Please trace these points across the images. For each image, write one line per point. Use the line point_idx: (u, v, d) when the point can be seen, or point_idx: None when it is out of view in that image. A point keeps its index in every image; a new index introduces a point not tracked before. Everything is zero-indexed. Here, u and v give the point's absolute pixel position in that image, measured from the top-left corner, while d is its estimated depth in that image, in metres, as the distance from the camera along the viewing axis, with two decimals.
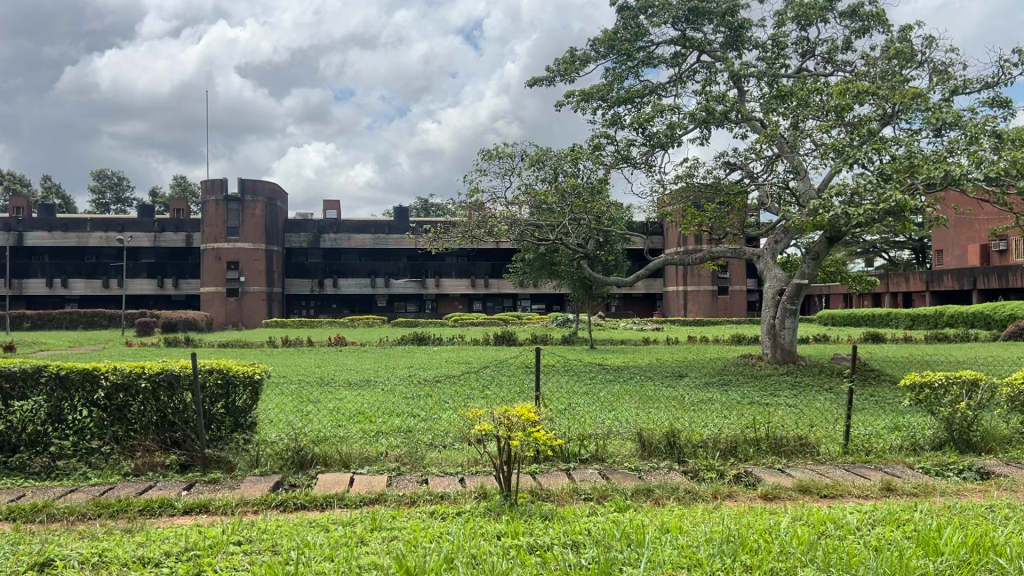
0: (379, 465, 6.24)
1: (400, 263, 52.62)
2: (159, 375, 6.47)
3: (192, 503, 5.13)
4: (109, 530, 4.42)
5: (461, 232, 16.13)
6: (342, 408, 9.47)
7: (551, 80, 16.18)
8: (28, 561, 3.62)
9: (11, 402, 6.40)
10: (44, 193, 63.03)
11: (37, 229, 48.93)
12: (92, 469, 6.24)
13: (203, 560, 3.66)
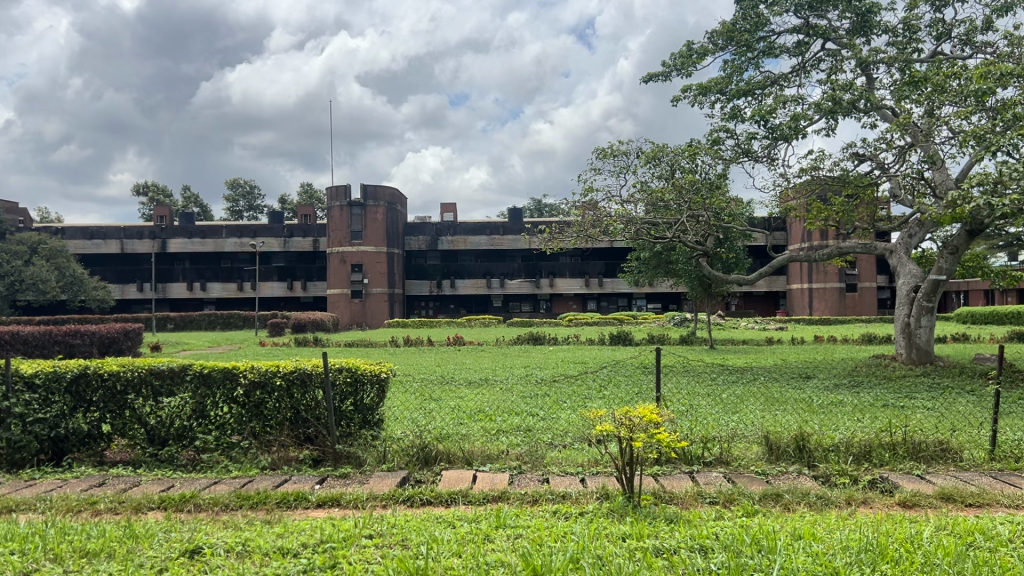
0: (501, 463, 6.30)
1: (516, 264, 53.00)
2: (292, 373, 6.80)
3: (325, 496, 5.33)
4: (250, 520, 4.65)
5: (576, 232, 16.08)
6: (463, 406, 9.63)
7: (667, 76, 15.92)
8: (180, 548, 3.84)
9: (160, 398, 6.82)
10: (183, 202, 67.16)
11: (178, 236, 52.11)
12: (233, 462, 6.57)
13: (338, 552, 3.79)
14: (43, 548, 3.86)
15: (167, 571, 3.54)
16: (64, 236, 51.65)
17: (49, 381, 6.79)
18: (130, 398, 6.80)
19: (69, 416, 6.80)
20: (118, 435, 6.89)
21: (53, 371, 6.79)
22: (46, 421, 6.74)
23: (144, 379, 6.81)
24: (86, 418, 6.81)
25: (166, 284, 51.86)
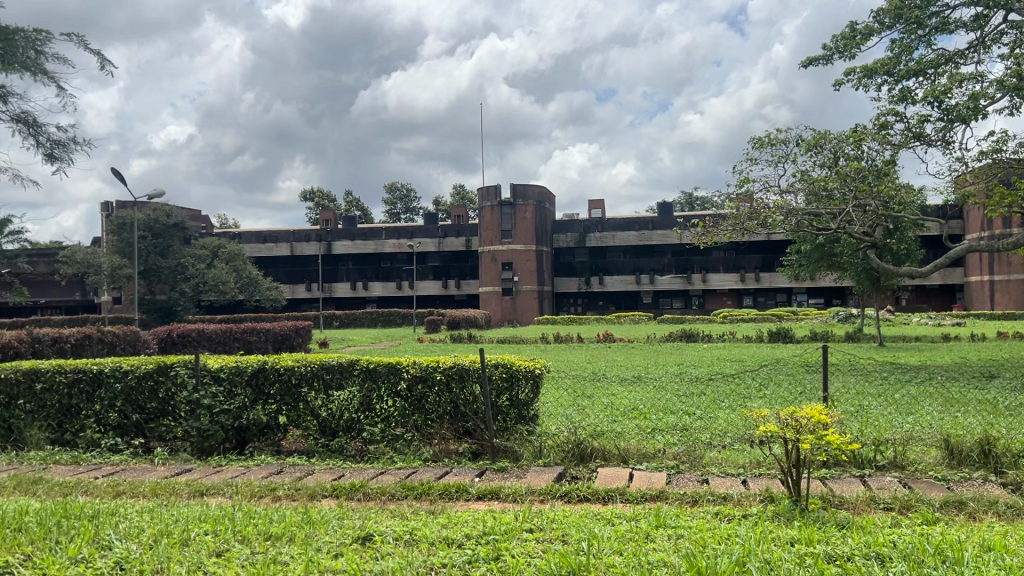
0: (659, 462, 6.22)
1: (667, 259, 52.10)
2: (451, 368, 6.99)
3: (485, 489, 5.45)
4: (415, 511, 4.81)
5: (731, 225, 15.60)
6: (617, 404, 9.57)
7: (828, 59, 15.14)
8: (353, 535, 4.04)
9: (330, 391, 7.20)
10: (346, 206, 70.75)
11: (341, 238, 54.85)
12: (397, 454, 6.84)
13: (501, 544, 3.86)
14: (234, 529, 4.18)
15: (343, 555, 3.72)
16: (241, 240, 55.67)
17: (233, 375, 7.35)
18: (304, 391, 7.23)
19: (250, 407, 7.31)
20: (293, 426, 7.32)
21: (236, 365, 7.36)
22: (231, 412, 7.30)
23: (316, 374, 7.22)
24: (264, 409, 7.29)
25: (331, 284, 54.77)
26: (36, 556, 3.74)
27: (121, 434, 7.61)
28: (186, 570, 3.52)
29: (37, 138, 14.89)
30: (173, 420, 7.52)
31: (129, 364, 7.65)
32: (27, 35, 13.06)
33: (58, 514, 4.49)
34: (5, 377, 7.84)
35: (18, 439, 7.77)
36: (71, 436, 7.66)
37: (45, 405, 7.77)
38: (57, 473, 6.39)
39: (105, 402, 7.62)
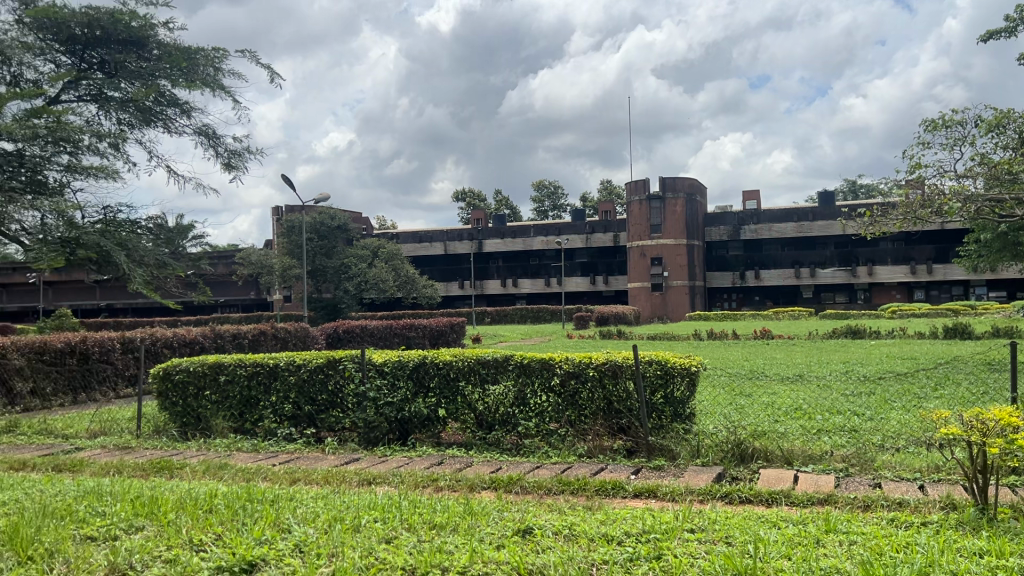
0: (826, 465, 5.93)
1: (827, 251, 49.71)
2: (604, 364, 6.97)
3: (642, 487, 5.39)
4: (573, 506, 4.82)
5: (901, 214, 14.65)
6: (778, 403, 9.23)
7: (1012, 31, 13.93)
8: (514, 527, 4.10)
9: (486, 386, 7.36)
10: (495, 205, 72.08)
11: (491, 237, 55.95)
12: (552, 449, 6.89)
13: (662, 543, 3.80)
14: (400, 517, 4.34)
15: (505, 547, 3.79)
16: (398, 240, 57.90)
17: (396, 369, 7.67)
18: (462, 385, 7.42)
19: (410, 400, 7.59)
20: (452, 419, 7.52)
21: (398, 359, 7.66)
22: (394, 404, 7.61)
23: (473, 368, 7.40)
24: (424, 402, 7.54)
25: (483, 281, 55.97)
26: (226, 536, 4.04)
27: (294, 423, 8.10)
28: (359, 554, 3.69)
29: (215, 149, 16.10)
30: (340, 411, 7.92)
31: (301, 359, 8.14)
32: (208, 53, 14.12)
33: (243, 498, 4.84)
34: (194, 370, 8.57)
35: (205, 427, 8.44)
36: (251, 425, 8.25)
37: (228, 396, 8.40)
38: (239, 459, 6.89)
39: (280, 394, 8.15)
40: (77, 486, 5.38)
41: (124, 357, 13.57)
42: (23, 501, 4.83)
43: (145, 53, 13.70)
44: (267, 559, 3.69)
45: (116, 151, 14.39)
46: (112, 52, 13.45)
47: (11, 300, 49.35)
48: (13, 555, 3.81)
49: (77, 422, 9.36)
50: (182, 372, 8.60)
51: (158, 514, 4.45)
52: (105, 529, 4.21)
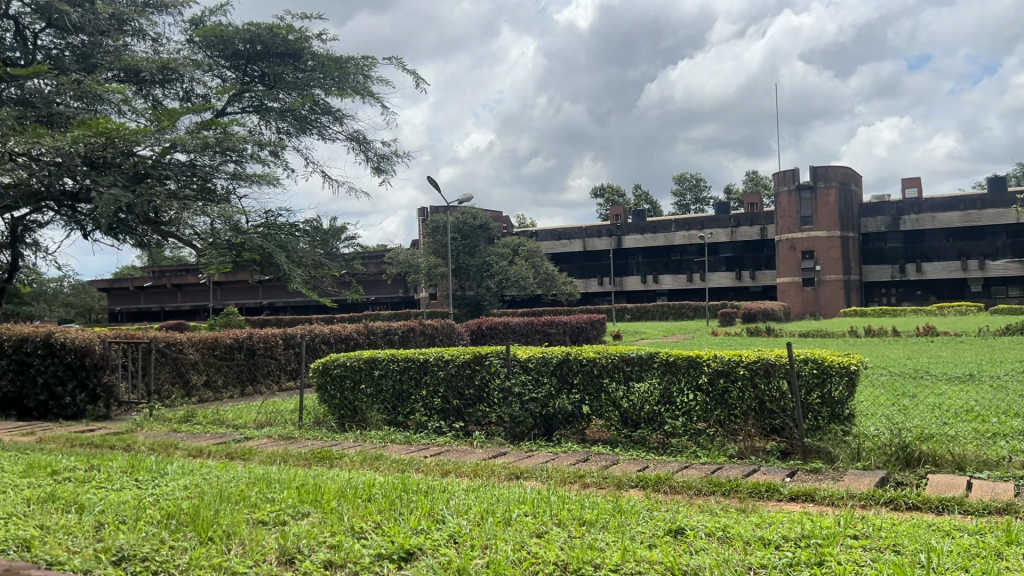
0: (1003, 472, 5.50)
1: (998, 242, 46.18)
2: (755, 363, 6.75)
3: (798, 491, 5.18)
4: (726, 507, 4.71)
5: None
6: (947, 404, 8.62)
7: None
8: (665, 527, 4.05)
9: (632, 383, 7.29)
10: (636, 200, 71.42)
11: (632, 233, 55.47)
12: (701, 449, 6.75)
13: (823, 549, 3.63)
14: (549, 512, 4.37)
15: (657, 547, 3.74)
16: (538, 237, 58.40)
17: (540, 365, 7.72)
18: (606, 382, 7.39)
19: (556, 396, 7.63)
20: (597, 416, 7.50)
21: (543, 356, 7.72)
22: (539, 400, 7.69)
23: (617, 365, 7.34)
24: (569, 398, 7.56)
25: (624, 277, 55.65)
26: (384, 524, 4.22)
27: (444, 417, 8.33)
28: (511, 548, 3.74)
29: (364, 153, 16.79)
30: (487, 406, 8.07)
31: (450, 354, 8.35)
32: (358, 63, 16.24)
33: (399, 489, 5.02)
34: (350, 364, 8.96)
35: (361, 419, 8.82)
36: (403, 418, 8.55)
37: (382, 389, 8.74)
38: (393, 451, 7.15)
39: (431, 387, 8.41)
40: (248, 473, 5.75)
41: (286, 352, 14.40)
42: (202, 486, 5.23)
43: (300, 64, 16.01)
44: (423, 549, 3.82)
45: (275, 159, 15.28)
46: (272, 65, 15.89)
47: (185, 299, 53.39)
48: (195, 535, 4.12)
49: (246, 412, 10.02)
50: (339, 366, 9.02)
51: (322, 502, 4.70)
52: (275, 514, 4.48)
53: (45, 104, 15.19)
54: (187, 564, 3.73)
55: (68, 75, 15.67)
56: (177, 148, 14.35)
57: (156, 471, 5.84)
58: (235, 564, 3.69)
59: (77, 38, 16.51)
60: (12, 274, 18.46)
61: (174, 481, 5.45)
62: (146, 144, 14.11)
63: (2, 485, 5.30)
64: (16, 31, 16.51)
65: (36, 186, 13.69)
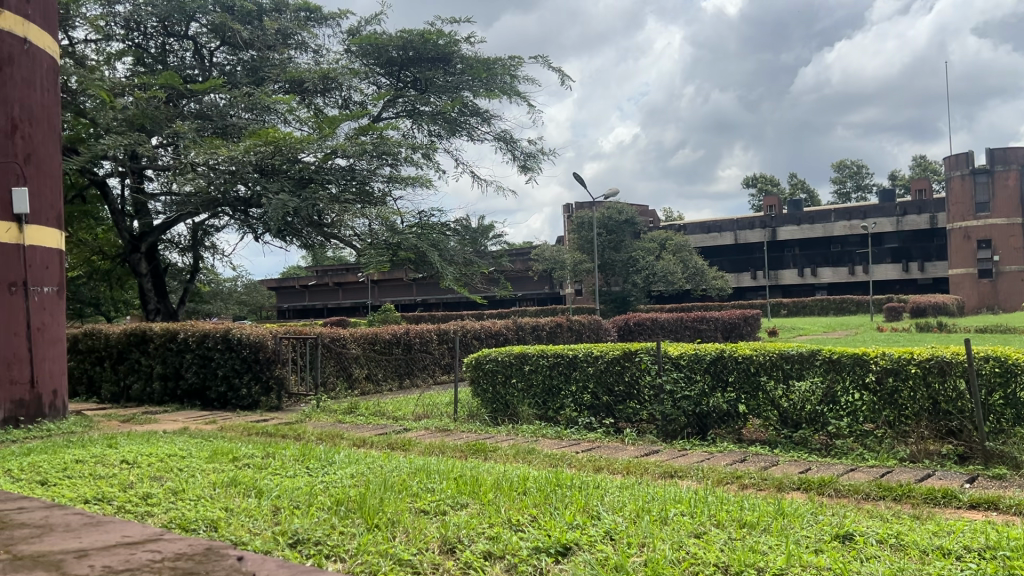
0: None
1: None
2: (929, 361, 6.32)
3: (979, 498, 4.82)
4: (897, 513, 4.46)
5: None
6: None
7: None
8: (832, 532, 3.88)
9: (791, 382, 7.03)
10: (791, 190, 68.65)
11: (788, 224, 53.41)
12: (868, 451, 6.41)
13: (1011, 562, 3.36)
14: (708, 513, 4.28)
15: (824, 552, 3.59)
16: (687, 231, 57.22)
17: (693, 362, 7.58)
18: (763, 380, 7.17)
19: (709, 394, 7.46)
20: (754, 416, 7.28)
21: (695, 352, 7.58)
22: (692, 398, 7.55)
23: (776, 363, 7.11)
24: (723, 397, 7.38)
25: (778, 271, 53.86)
26: (540, 518, 4.27)
27: (594, 413, 8.33)
28: (669, 547, 3.69)
29: (512, 152, 17.09)
30: (638, 403, 8.00)
31: (600, 350, 8.35)
32: (504, 64, 18.04)
33: (554, 483, 5.07)
34: (501, 359, 9.12)
35: (513, 414, 8.97)
36: (554, 413, 8.61)
37: (533, 384, 8.85)
38: (546, 445, 7.23)
39: (580, 383, 8.43)
40: (409, 464, 5.98)
41: (440, 347, 14.86)
42: (367, 475, 5.48)
43: (449, 68, 17.99)
44: (580, 544, 3.84)
45: (427, 160, 15.81)
46: (424, 71, 17.90)
47: (346, 297, 56.02)
48: (363, 522, 4.32)
49: (403, 405, 10.43)
50: (491, 361, 9.21)
51: (479, 493, 4.82)
52: (436, 504, 4.63)
53: (221, 117, 16.39)
54: (356, 548, 3.93)
55: (240, 90, 16.88)
56: (337, 154, 15.15)
57: (325, 460, 6.19)
58: (400, 551, 3.83)
59: (247, 53, 17.78)
60: (194, 275, 20.05)
61: (341, 470, 5.75)
62: (310, 151, 14.95)
63: (191, 469, 5.79)
64: (195, 50, 17.93)
65: (214, 194, 14.90)
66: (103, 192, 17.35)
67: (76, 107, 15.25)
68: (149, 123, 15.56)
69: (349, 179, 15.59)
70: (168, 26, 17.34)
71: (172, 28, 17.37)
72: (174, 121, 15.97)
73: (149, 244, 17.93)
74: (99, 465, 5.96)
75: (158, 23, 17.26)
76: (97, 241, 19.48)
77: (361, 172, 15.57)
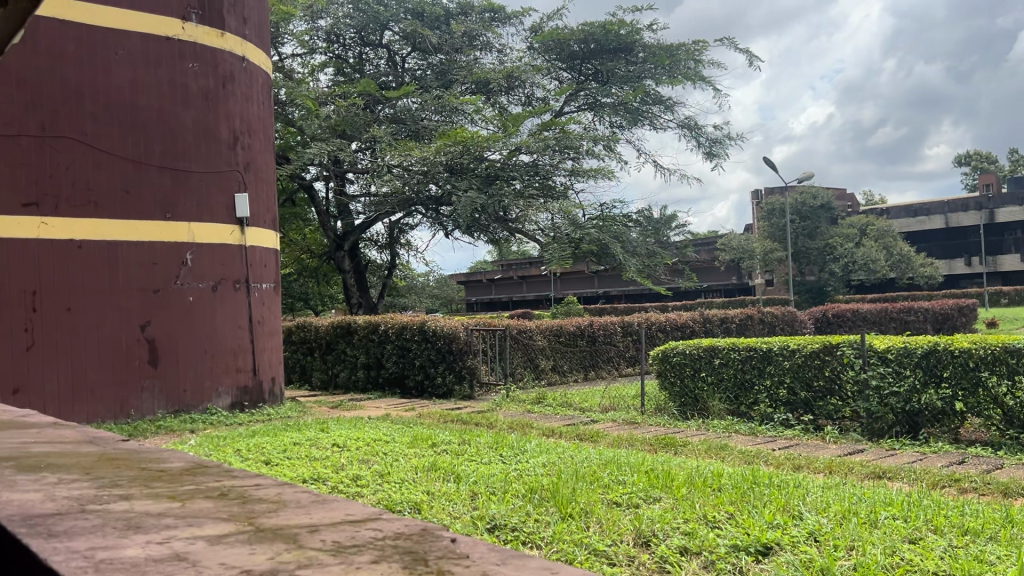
0: None
1: None
2: None
3: None
4: None
5: None
6: None
7: None
8: None
9: (1018, 378, 6.41)
10: (1011, 167, 62.35)
11: (1009, 205, 48.52)
12: None
13: None
14: (923, 517, 3.99)
15: None
16: (889, 215, 53.43)
17: (901, 356, 7.07)
18: (983, 376, 6.57)
19: (921, 391, 6.92)
20: (973, 414, 6.70)
21: (904, 346, 7.05)
22: (901, 395, 7.04)
23: (999, 357, 6.49)
24: (937, 394, 6.82)
25: (998, 256, 49.22)
26: (738, 516, 4.15)
27: (790, 409, 7.99)
28: (881, 552, 3.48)
29: (697, 138, 16.70)
30: (840, 399, 7.61)
31: (797, 343, 8.00)
32: (688, 48, 17.70)
33: (750, 480, 4.91)
34: (689, 352, 8.94)
35: (703, 408, 8.77)
36: (747, 408, 8.37)
37: (723, 378, 8.62)
38: (739, 441, 7.03)
39: (775, 378, 8.11)
40: (599, 455, 6.01)
41: (625, 339, 14.81)
42: (559, 464, 5.57)
43: (631, 57, 17.88)
44: (782, 544, 3.70)
45: (610, 152, 15.78)
46: (604, 62, 17.91)
47: (529, 290, 56.96)
48: (557, 511, 4.40)
49: (590, 396, 10.49)
50: (678, 354, 9.06)
51: (672, 488, 4.76)
52: (628, 497, 4.62)
53: (413, 120, 17.20)
54: (552, 536, 4.00)
55: (430, 93, 17.61)
56: (522, 150, 15.50)
57: (518, 448, 6.35)
58: (594, 542, 3.86)
59: (436, 57, 18.52)
60: (390, 271, 21.22)
61: (534, 458, 5.88)
62: (495, 149, 15.37)
63: (396, 453, 6.14)
64: (389, 56, 18.90)
65: (407, 194, 15.68)
66: (310, 195, 18.71)
67: (287, 117, 16.74)
68: (349, 129, 16.64)
69: (533, 174, 15.86)
70: (365, 36, 18.39)
71: (367, 37, 18.40)
72: (371, 126, 16.94)
73: (350, 243, 19.14)
74: (314, 447, 6.47)
75: (356, 33, 18.38)
76: (305, 241, 21.33)
77: (543, 166, 15.78)
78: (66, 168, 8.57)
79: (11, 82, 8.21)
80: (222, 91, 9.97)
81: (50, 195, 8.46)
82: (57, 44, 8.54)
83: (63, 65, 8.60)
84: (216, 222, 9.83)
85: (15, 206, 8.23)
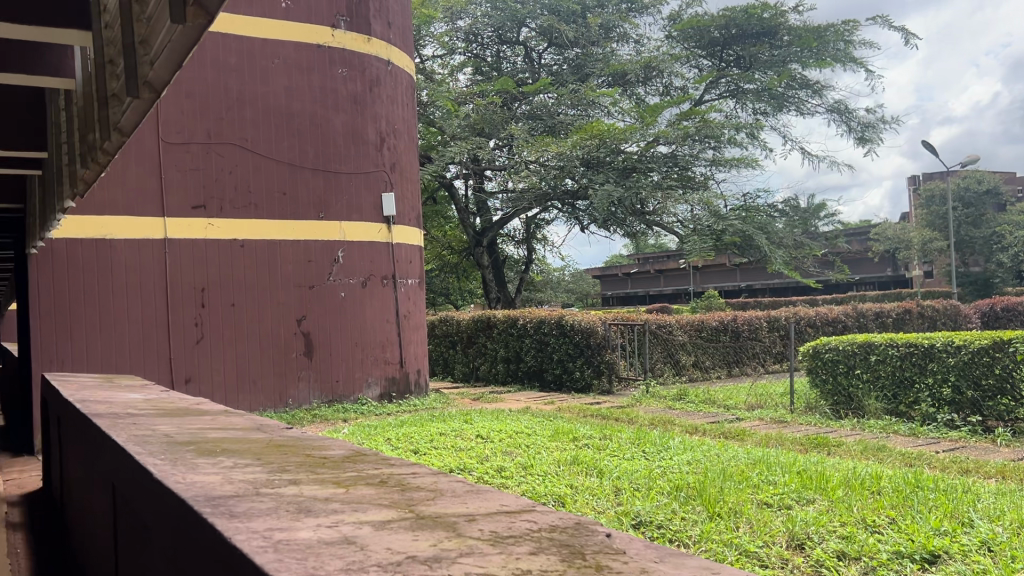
0: None
1: None
2: None
3: None
4: None
5: None
6: None
7: None
8: None
9: None
10: None
11: None
12: None
13: None
14: None
15: None
16: None
17: None
18: None
19: None
20: None
21: None
22: None
23: None
24: None
25: None
26: (900, 520, 3.93)
27: (956, 410, 7.48)
28: None
29: (848, 123, 15.89)
30: (1013, 399, 7.06)
31: (963, 340, 7.48)
32: (837, 29, 16.93)
33: (913, 484, 4.65)
34: (843, 349, 8.55)
35: (857, 407, 8.35)
36: (906, 408, 7.90)
37: (880, 376, 8.18)
38: (897, 442, 6.67)
39: (939, 376, 7.62)
40: (747, 454, 5.84)
41: (771, 334, 14.31)
42: (705, 462, 5.45)
43: (776, 41, 17.25)
44: (951, 553, 3.47)
45: (753, 140, 15.28)
46: (746, 47, 17.37)
47: (667, 284, 56.01)
48: (704, 509, 4.31)
49: (735, 393, 10.20)
50: (831, 351, 8.67)
51: (826, 489, 4.57)
52: (779, 497, 4.47)
53: (550, 116, 17.30)
54: (700, 536, 3.92)
55: (567, 88, 17.66)
56: (660, 141, 15.30)
57: (661, 445, 6.25)
58: (746, 543, 3.76)
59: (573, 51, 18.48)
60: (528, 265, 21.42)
61: (678, 455, 5.78)
62: (632, 141, 15.23)
63: (538, 446, 6.19)
64: (526, 53, 19.05)
65: (545, 189, 15.75)
66: (451, 193, 19.17)
67: (428, 118, 17.14)
68: (487, 127, 16.94)
69: (672, 165, 15.59)
70: (502, 35, 18.63)
71: (505, 35, 18.63)
72: (508, 122, 17.16)
73: (489, 239, 19.49)
74: (459, 438, 6.63)
75: (493, 32, 18.65)
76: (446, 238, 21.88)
77: (683, 156, 15.49)
78: (230, 172, 9.16)
79: (181, 93, 8.84)
80: (370, 94, 10.37)
81: (217, 198, 9.06)
82: (221, 55, 9.13)
83: (227, 75, 9.17)
84: (365, 221, 10.24)
85: (186, 208, 8.86)
